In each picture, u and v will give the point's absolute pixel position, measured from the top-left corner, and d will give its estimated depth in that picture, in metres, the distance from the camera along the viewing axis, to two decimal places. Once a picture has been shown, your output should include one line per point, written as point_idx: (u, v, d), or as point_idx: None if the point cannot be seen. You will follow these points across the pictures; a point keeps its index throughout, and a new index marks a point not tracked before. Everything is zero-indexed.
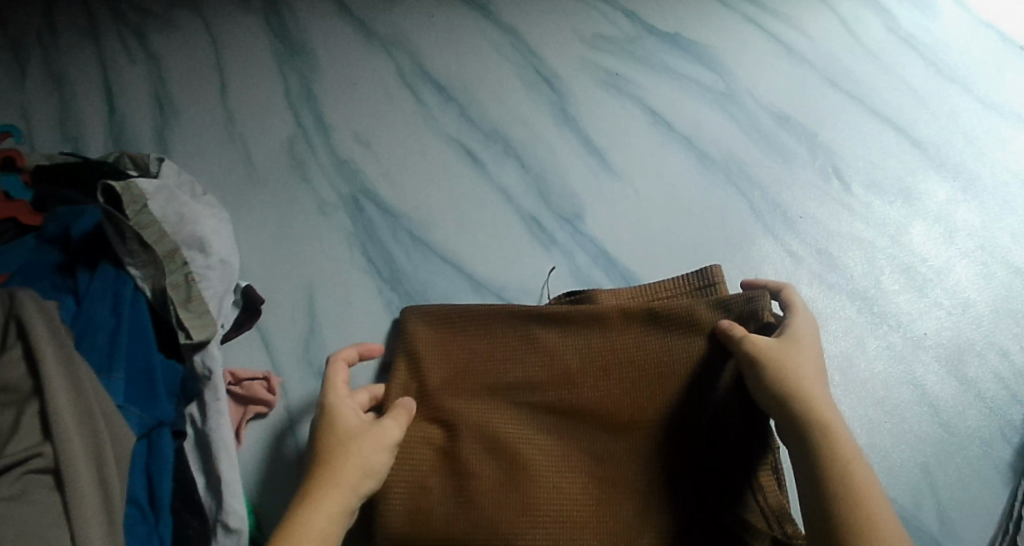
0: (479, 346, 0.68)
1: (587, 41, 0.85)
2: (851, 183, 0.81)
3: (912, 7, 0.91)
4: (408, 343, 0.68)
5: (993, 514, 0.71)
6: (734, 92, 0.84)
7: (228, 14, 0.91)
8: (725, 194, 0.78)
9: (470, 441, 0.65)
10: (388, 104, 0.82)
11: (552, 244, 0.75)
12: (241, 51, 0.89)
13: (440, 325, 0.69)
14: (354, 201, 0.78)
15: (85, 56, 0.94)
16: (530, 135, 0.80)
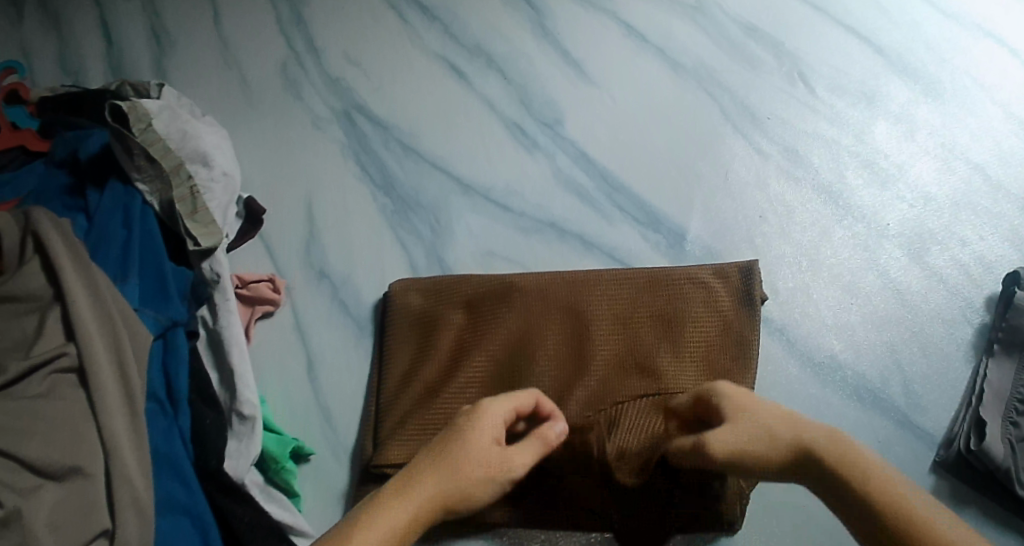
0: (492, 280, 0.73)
1: None
2: (816, 87, 0.86)
3: None
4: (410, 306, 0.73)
5: (956, 391, 0.76)
6: (704, 6, 0.88)
7: None
8: (698, 100, 0.83)
9: (489, 361, 0.70)
10: (375, 23, 0.86)
11: (535, 147, 0.80)
12: None
13: (440, 289, 0.73)
14: (346, 115, 0.82)
15: None
16: (511, 47, 0.84)
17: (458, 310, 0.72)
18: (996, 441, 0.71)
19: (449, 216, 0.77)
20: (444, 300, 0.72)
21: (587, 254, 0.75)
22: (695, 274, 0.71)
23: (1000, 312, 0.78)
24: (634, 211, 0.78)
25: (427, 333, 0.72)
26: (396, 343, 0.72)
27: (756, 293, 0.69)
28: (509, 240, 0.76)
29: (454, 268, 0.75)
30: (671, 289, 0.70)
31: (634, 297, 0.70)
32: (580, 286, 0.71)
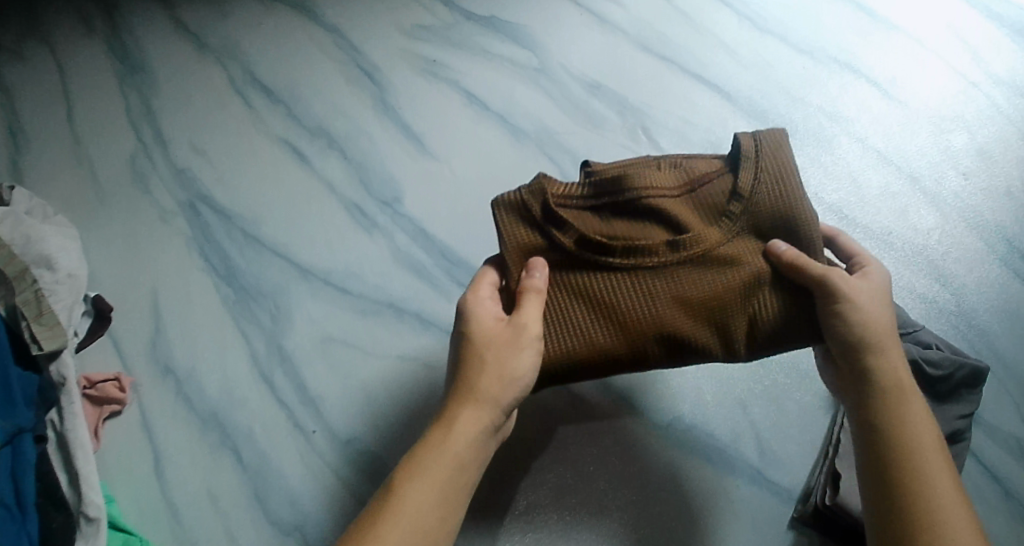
0: (653, 185, 0.60)
1: (407, 32, 0.86)
2: (661, 141, 0.82)
3: None
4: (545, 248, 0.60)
5: (814, 442, 0.76)
6: (548, 68, 0.84)
7: (67, 30, 0.92)
8: (537, 164, 0.80)
9: (580, 309, 0.60)
10: (221, 111, 0.86)
11: (374, 227, 0.79)
12: (86, 72, 0.90)
13: (533, 228, 0.60)
14: (191, 206, 0.82)
15: None
16: (351, 125, 0.83)
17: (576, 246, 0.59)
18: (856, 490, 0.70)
19: (288, 303, 0.77)
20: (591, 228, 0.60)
21: (426, 333, 0.75)
22: (713, 174, 0.61)
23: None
24: None
25: (590, 269, 0.59)
26: (618, 228, 0.60)
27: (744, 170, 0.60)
28: (347, 323, 0.76)
29: (296, 356, 0.75)
30: (776, 187, 0.59)
31: (699, 184, 0.60)
32: (747, 167, 0.59)
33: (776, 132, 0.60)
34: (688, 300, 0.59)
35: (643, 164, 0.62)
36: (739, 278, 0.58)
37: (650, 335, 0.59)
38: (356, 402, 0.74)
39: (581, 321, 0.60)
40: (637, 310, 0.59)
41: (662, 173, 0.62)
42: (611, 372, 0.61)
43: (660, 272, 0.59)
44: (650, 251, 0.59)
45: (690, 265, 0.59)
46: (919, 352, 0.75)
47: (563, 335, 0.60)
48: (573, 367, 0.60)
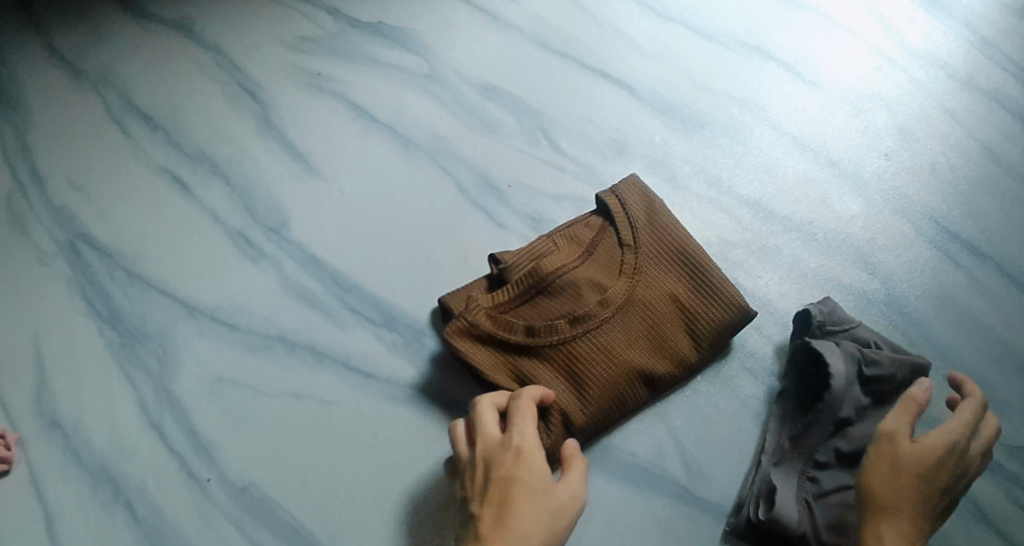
0: (560, 259, 0.69)
1: (290, 46, 0.82)
2: (562, 142, 0.78)
3: None
4: (478, 355, 0.66)
5: (747, 453, 0.71)
6: (438, 73, 0.80)
7: None
8: (430, 177, 0.76)
9: (560, 379, 0.67)
10: (99, 142, 0.80)
11: (262, 256, 0.75)
12: None
13: (478, 345, 0.66)
14: (70, 247, 0.76)
15: None
16: (235, 149, 0.79)
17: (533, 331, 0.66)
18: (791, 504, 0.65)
19: (176, 344, 0.73)
20: (526, 312, 0.68)
21: (321, 367, 0.71)
22: (602, 227, 0.72)
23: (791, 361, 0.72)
24: (369, 311, 0.72)
25: (555, 344, 0.67)
26: (548, 304, 0.68)
27: (650, 205, 0.72)
28: (238, 362, 0.72)
29: (185, 397, 0.72)
30: (654, 228, 0.72)
31: (603, 248, 0.71)
32: (626, 221, 0.72)
33: (635, 180, 0.74)
34: (646, 336, 0.69)
35: (545, 242, 0.71)
36: (669, 302, 0.70)
37: (627, 380, 0.68)
38: (251, 445, 0.70)
39: (569, 387, 0.67)
40: (608, 360, 0.68)
41: (566, 241, 0.71)
42: (616, 418, 0.69)
43: (613, 319, 0.68)
44: (592, 310, 0.68)
45: (630, 311, 0.69)
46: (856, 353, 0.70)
47: (558, 413, 0.66)
48: (582, 431, 0.67)
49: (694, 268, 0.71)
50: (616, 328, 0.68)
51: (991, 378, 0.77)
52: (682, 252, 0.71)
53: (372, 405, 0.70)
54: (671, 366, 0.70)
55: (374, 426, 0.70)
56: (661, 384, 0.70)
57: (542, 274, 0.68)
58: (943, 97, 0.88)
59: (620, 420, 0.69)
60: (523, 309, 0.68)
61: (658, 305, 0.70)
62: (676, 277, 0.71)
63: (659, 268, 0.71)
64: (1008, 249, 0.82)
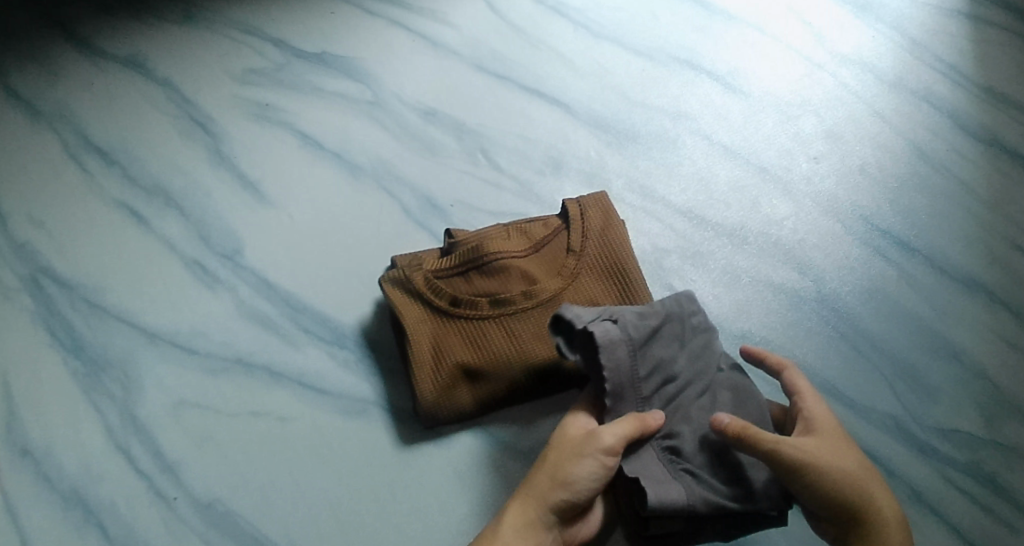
0: (503, 245, 0.75)
1: (239, 78, 0.86)
2: (501, 161, 0.81)
3: None
4: (412, 299, 0.74)
5: None
6: (382, 99, 0.84)
7: None
8: (376, 200, 0.80)
9: (469, 355, 0.73)
10: (58, 179, 0.84)
11: (218, 283, 0.78)
12: None
13: (412, 291, 0.74)
14: (34, 282, 0.80)
15: None
16: (188, 180, 0.82)
17: (455, 303, 0.73)
18: (667, 487, 0.62)
19: (139, 371, 0.77)
20: (461, 287, 0.74)
21: (276, 385, 0.75)
22: (555, 225, 0.77)
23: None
24: (321, 331, 0.76)
25: (470, 323, 0.73)
26: (479, 285, 0.74)
27: (606, 217, 0.77)
28: (198, 384, 0.76)
29: (147, 421, 0.75)
30: (601, 237, 0.77)
31: (549, 242, 0.76)
32: (578, 222, 0.76)
33: (600, 192, 0.79)
34: (558, 337, 0.74)
35: (497, 229, 0.77)
36: (590, 312, 0.75)
37: (529, 371, 0.73)
38: (215, 463, 0.74)
39: (474, 365, 0.73)
40: (517, 350, 0.73)
41: (516, 235, 0.76)
42: (507, 405, 0.75)
43: (528, 314, 0.74)
44: (512, 301, 0.73)
45: (550, 308, 0.74)
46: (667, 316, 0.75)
47: (451, 382, 0.72)
48: (474, 405, 0.73)
49: (624, 284, 0.76)
50: (534, 322, 0.74)
51: (917, 364, 0.81)
52: (620, 266, 0.76)
53: (328, 419, 0.74)
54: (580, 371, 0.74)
55: (330, 439, 0.74)
56: (561, 385, 0.75)
57: (480, 257, 0.74)
58: (873, 99, 0.90)
59: (510, 406, 0.75)
60: (459, 284, 0.74)
61: (578, 310, 0.75)
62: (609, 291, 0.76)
63: (589, 277, 0.76)
64: (935, 239, 0.86)
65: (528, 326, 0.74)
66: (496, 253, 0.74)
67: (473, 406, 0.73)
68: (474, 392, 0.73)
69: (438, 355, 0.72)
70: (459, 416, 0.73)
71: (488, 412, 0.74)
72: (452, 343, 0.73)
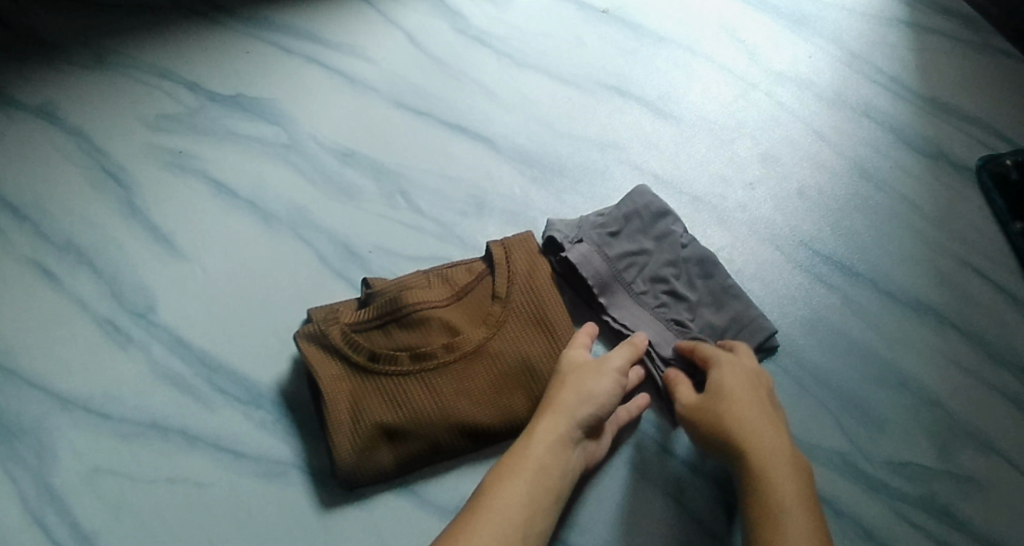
0: (424, 296, 0.72)
1: (151, 124, 0.83)
2: (422, 203, 0.78)
3: (482, 7, 0.88)
4: (328, 356, 0.71)
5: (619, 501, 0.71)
6: (297, 142, 0.81)
7: None
8: (291, 250, 0.77)
9: (388, 414, 0.70)
10: None
11: (130, 343, 0.75)
12: None
13: (327, 347, 0.71)
14: None
15: None
16: (99, 235, 0.79)
17: (374, 360, 0.71)
18: (649, 328, 0.75)
19: (49, 438, 0.73)
20: (380, 342, 0.71)
21: (193, 451, 0.72)
22: (478, 271, 0.74)
23: (581, 291, 0.77)
24: (237, 390, 0.73)
25: (389, 380, 0.71)
26: (400, 339, 0.71)
27: (533, 260, 0.74)
28: (111, 450, 0.73)
29: (66, 494, 0.72)
30: (527, 282, 0.74)
31: (471, 289, 0.73)
32: (502, 266, 0.73)
33: (527, 232, 0.76)
34: (482, 391, 0.72)
35: (417, 277, 0.74)
36: (516, 364, 0.73)
37: (451, 429, 0.71)
38: (128, 533, 0.70)
39: (395, 425, 0.70)
40: (439, 407, 0.71)
41: (438, 283, 0.74)
42: (431, 464, 0.73)
43: (451, 367, 0.72)
44: (435, 354, 0.71)
45: (475, 360, 0.72)
46: (632, 254, 0.75)
47: (370, 443, 0.70)
48: (394, 465, 0.71)
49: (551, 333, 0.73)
50: (456, 376, 0.72)
51: (865, 397, 0.78)
52: (547, 312, 0.73)
53: (245, 484, 0.71)
54: (504, 425, 0.73)
55: (248, 504, 0.71)
56: (485, 440, 0.73)
57: (400, 310, 0.71)
58: (811, 118, 0.87)
59: (434, 464, 0.73)
60: (378, 339, 0.71)
61: (503, 362, 0.72)
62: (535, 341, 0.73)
63: (515, 325, 0.73)
64: (880, 262, 0.82)
65: (449, 381, 0.71)
66: (416, 304, 0.71)
67: (394, 466, 0.71)
68: (396, 452, 0.71)
69: (357, 415, 0.69)
70: (381, 478, 0.71)
71: (411, 471, 0.72)
72: (371, 402, 0.70)
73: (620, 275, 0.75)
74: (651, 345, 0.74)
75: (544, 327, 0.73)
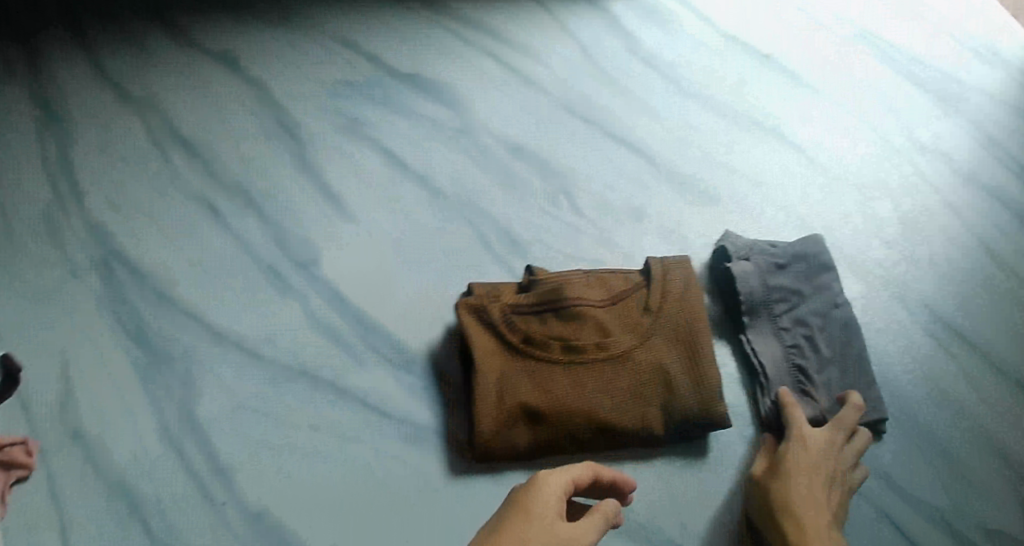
0: (582, 293, 0.77)
1: (330, 88, 0.86)
2: (583, 206, 0.82)
3: (654, 33, 0.92)
4: (486, 329, 0.75)
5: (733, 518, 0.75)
6: (470, 127, 0.84)
7: None
8: (456, 228, 0.81)
9: (531, 394, 0.74)
10: (138, 163, 0.85)
11: (289, 290, 0.78)
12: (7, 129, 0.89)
13: (486, 321, 0.76)
14: (104, 263, 0.81)
15: None
16: (268, 183, 0.82)
17: (527, 342, 0.75)
18: (772, 357, 0.79)
19: (201, 367, 0.76)
20: (534, 327, 0.76)
21: (339, 402, 0.75)
22: (633, 282, 0.79)
23: (731, 310, 0.81)
24: (388, 351, 0.77)
25: (538, 364, 0.75)
26: (553, 328, 0.76)
27: (686, 283, 0.79)
28: (260, 390, 0.76)
29: (212, 423, 0.75)
30: (676, 301, 0.78)
31: (624, 296, 0.78)
32: (654, 281, 0.78)
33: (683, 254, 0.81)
34: (619, 394, 0.75)
35: (577, 276, 0.78)
36: (654, 374, 0.76)
37: (585, 422, 0.74)
38: (265, 468, 0.73)
39: (534, 407, 0.73)
40: (578, 398, 0.74)
41: (594, 285, 0.78)
42: (559, 454, 0.75)
43: (595, 365, 0.75)
44: (582, 348, 0.75)
45: (617, 363, 0.76)
46: (788, 290, 0.80)
47: (509, 417, 0.73)
48: (525, 445, 0.74)
49: (692, 352, 0.77)
50: (599, 374, 0.75)
51: (975, 464, 0.80)
52: (691, 331, 0.77)
53: (385, 441, 0.74)
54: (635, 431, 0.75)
55: (384, 460, 0.74)
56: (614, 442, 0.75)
57: (558, 301, 0.76)
58: (945, 190, 0.92)
59: (561, 454, 0.75)
60: (533, 324, 0.76)
61: (643, 370, 0.76)
62: (675, 357, 0.76)
63: (659, 338, 0.77)
64: (999, 338, 0.86)
65: (592, 376, 0.75)
66: (573, 298, 0.76)
67: (526, 446, 0.74)
68: (530, 433, 0.74)
69: (502, 388, 0.73)
70: (510, 456, 0.73)
71: (538, 455, 0.75)
72: (518, 380, 0.74)
73: (770, 303, 0.80)
74: (767, 375, 0.78)
75: (686, 346, 0.77)
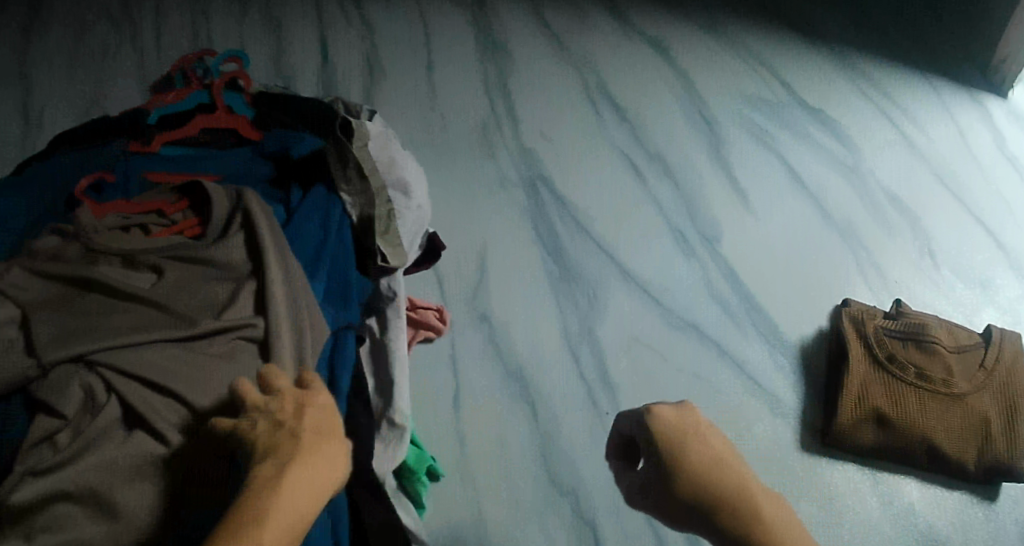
0: (936, 330, 0.83)
1: (745, 99, 1.04)
2: (943, 265, 0.92)
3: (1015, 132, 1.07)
4: (849, 334, 0.83)
5: None
6: (859, 169, 0.99)
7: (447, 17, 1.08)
8: (838, 247, 0.92)
9: (882, 400, 0.79)
10: (572, 112, 0.99)
11: (693, 254, 0.90)
12: (455, 57, 1.03)
13: (852, 328, 0.84)
14: (531, 183, 0.92)
15: (313, 34, 1.05)
16: (685, 163, 0.97)
17: (884, 354, 0.81)
18: None
19: (605, 294, 0.86)
20: (890, 345, 0.82)
21: (720, 361, 0.83)
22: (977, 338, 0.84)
23: None
24: (767, 331, 0.86)
25: (889, 376, 0.80)
26: (905, 351, 0.82)
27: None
28: (653, 326, 0.85)
29: (604, 341, 0.83)
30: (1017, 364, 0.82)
31: (968, 345, 0.83)
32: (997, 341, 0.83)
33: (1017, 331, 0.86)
34: (956, 427, 0.78)
35: (928, 317, 0.85)
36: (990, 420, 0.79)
37: (924, 442, 0.78)
38: (646, 396, 0.80)
39: (882, 411, 0.79)
40: (922, 417, 0.78)
41: (945, 329, 0.84)
42: (889, 466, 0.80)
43: (940, 394, 0.80)
44: (931, 376, 0.80)
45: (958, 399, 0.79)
46: None
47: (858, 412, 0.79)
48: (864, 443, 0.79)
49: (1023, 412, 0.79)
50: (942, 403, 0.79)
51: None
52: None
53: (755, 407, 0.81)
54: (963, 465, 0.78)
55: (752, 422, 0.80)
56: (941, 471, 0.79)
57: (914, 329, 0.83)
58: None
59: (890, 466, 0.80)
60: (889, 342, 0.82)
61: (979, 413, 0.79)
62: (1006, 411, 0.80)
63: (996, 391, 0.80)
64: None
65: (936, 402, 0.79)
66: (928, 331, 0.82)
67: (866, 445, 0.79)
68: (873, 433, 0.79)
69: (857, 385, 0.80)
70: (849, 452, 0.79)
71: (871, 459, 0.80)
72: (870, 384, 0.80)
73: None
74: None
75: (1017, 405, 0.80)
